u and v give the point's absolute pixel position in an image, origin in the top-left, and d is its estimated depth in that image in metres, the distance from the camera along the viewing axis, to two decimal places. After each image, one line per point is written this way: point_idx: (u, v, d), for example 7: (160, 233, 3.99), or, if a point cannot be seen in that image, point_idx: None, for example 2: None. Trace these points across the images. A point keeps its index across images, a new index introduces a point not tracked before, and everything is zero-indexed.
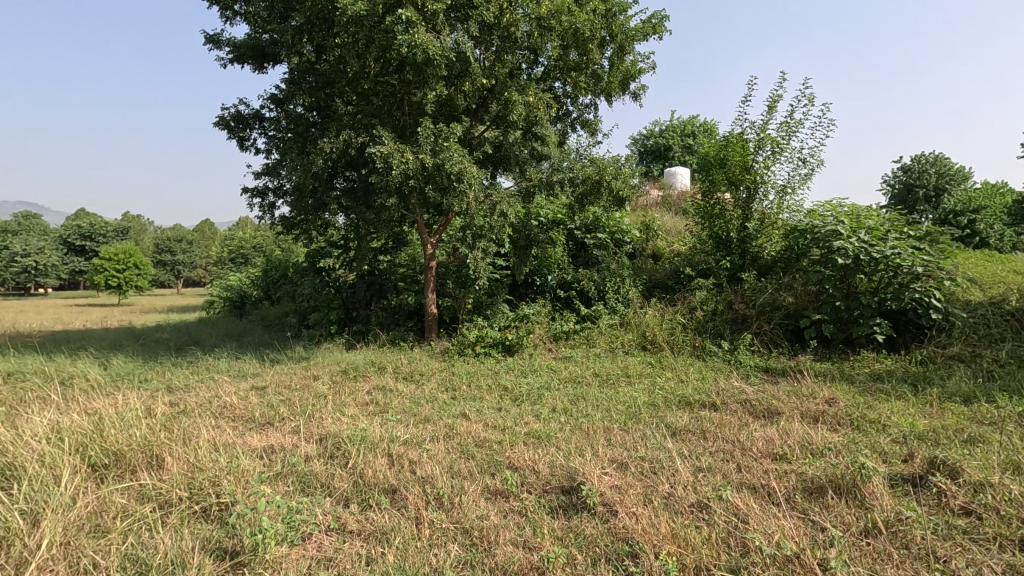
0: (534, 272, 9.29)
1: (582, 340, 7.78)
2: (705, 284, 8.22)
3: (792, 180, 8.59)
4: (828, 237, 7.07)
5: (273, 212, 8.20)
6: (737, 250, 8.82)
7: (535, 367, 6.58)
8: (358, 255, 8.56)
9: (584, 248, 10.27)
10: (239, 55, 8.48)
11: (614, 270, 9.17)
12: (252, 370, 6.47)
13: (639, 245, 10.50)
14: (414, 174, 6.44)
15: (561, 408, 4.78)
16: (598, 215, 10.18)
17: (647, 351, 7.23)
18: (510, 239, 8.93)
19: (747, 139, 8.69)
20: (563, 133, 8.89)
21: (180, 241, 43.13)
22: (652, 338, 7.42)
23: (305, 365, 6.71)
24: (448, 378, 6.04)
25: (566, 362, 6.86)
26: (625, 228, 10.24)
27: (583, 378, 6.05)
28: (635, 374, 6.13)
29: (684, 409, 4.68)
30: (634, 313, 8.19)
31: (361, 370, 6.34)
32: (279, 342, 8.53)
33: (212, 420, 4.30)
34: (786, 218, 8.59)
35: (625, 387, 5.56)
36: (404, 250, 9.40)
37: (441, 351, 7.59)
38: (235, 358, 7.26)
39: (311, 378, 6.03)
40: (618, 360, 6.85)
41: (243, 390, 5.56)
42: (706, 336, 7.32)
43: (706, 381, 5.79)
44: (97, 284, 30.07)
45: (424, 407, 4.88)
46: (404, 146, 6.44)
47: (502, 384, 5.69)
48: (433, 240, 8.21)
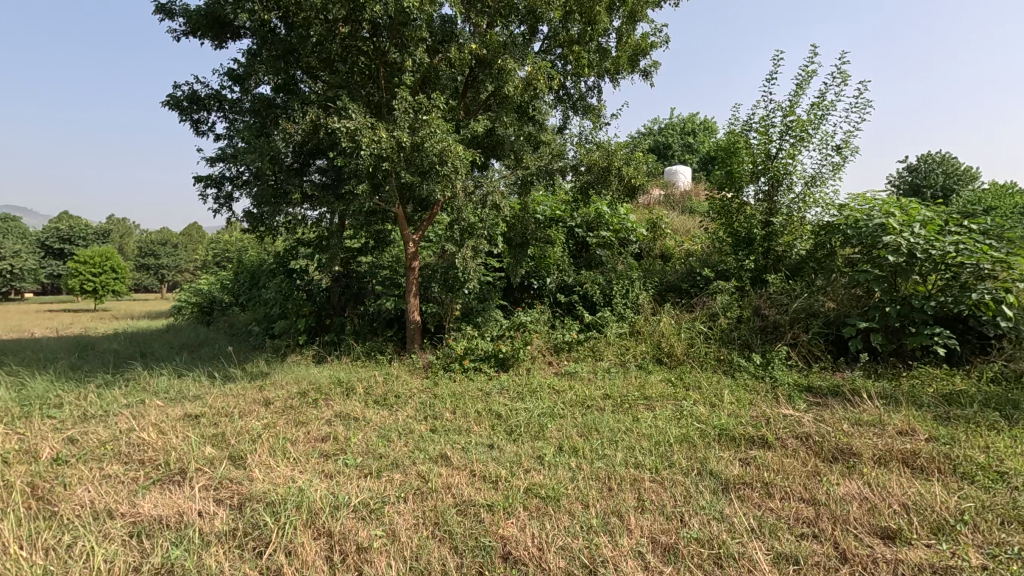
0: (531, 274, 8.25)
1: (587, 351, 6.74)
2: (727, 287, 7.21)
3: (822, 170, 7.60)
4: (874, 233, 6.04)
5: (231, 204, 7.03)
6: (759, 249, 7.82)
7: (534, 386, 5.52)
8: (329, 255, 7.48)
9: (585, 248, 9.27)
10: (193, 26, 7.39)
11: (621, 272, 8.13)
12: (195, 391, 5.39)
13: (646, 244, 9.55)
14: (389, 156, 5.37)
15: (570, 445, 3.73)
16: (601, 211, 9.20)
17: (664, 366, 6.19)
18: (504, 237, 7.90)
19: (771, 126, 7.74)
20: (563, 118, 7.89)
21: (164, 245, 41.79)
22: (669, 351, 6.39)
23: (260, 385, 5.63)
24: (429, 401, 4.97)
25: (570, 380, 5.82)
26: (629, 226, 9.28)
27: (592, 400, 5.02)
28: (653, 396, 5.09)
29: (727, 447, 3.64)
30: (646, 322, 7.16)
31: (324, 392, 5.27)
32: (238, 355, 7.44)
33: (106, 472, 3.23)
34: (810, 216, 7.50)
35: (648, 415, 4.52)
36: (384, 249, 8.32)
37: (424, 366, 6.53)
38: (179, 375, 6.17)
39: (261, 402, 4.95)
40: (632, 377, 5.80)
41: (174, 418, 4.49)
42: (732, 348, 6.29)
43: (743, 406, 4.77)
44: (72, 289, 28.69)
45: (395, 446, 3.82)
46: (377, 123, 5.38)
47: (494, 411, 4.63)
48: (415, 236, 7.14)
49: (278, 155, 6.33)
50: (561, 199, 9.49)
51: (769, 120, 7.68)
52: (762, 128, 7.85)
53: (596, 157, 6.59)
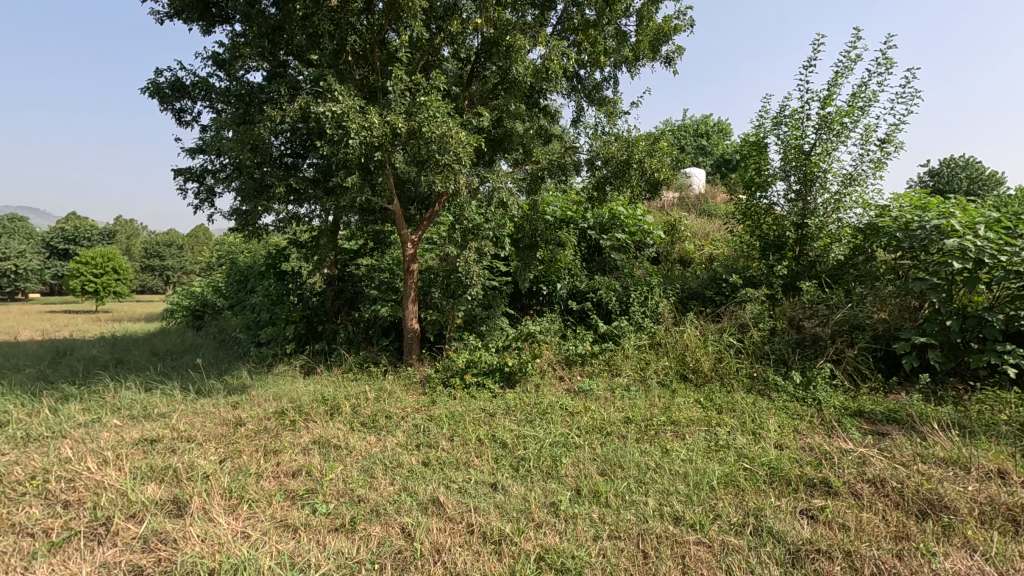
0: (540, 278, 7.60)
1: (603, 365, 6.09)
2: (757, 295, 6.52)
3: (861, 168, 6.94)
4: (930, 236, 5.33)
5: (213, 200, 6.42)
6: (791, 253, 7.14)
7: (544, 406, 4.87)
8: (321, 256, 6.85)
9: (598, 252, 8.64)
10: (178, 7, 6.79)
11: (638, 278, 7.47)
12: (162, 409, 4.76)
13: (663, 247, 8.96)
14: (383, 144, 4.75)
15: (590, 488, 3.07)
16: (615, 212, 8.57)
17: (690, 384, 5.51)
18: (511, 238, 7.25)
19: (804, 120, 7.08)
20: (577, 109, 7.27)
21: (169, 246, 41.48)
22: (695, 367, 5.72)
23: (236, 401, 5.00)
24: (424, 424, 4.33)
25: (585, 399, 5.16)
26: (646, 228, 8.66)
27: (611, 425, 4.36)
28: (683, 422, 4.43)
29: (784, 496, 2.96)
30: (667, 334, 6.49)
31: (306, 411, 4.64)
32: (220, 365, 6.81)
33: (15, 524, 2.61)
34: (848, 218, 6.77)
35: (678, 445, 3.86)
36: (382, 250, 7.69)
37: (422, 380, 5.87)
38: (149, 388, 5.54)
39: (232, 424, 4.31)
40: (655, 398, 5.13)
41: (126, 443, 3.85)
42: (767, 364, 5.60)
43: (789, 436, 4.08)
44: (72, 290, 28.25)
45: (378, 488, 3.17)
46: (369, 106, 4.75)
47: (499, 438, 3.98)
48: (414, 236, 6.51)
49: (261, 145, 5.72)
50: (572, 198, 8.87)
51: (802, 113, 7.04)
52: (795, 122, 7.21)
53: (613, 149, 5.93)
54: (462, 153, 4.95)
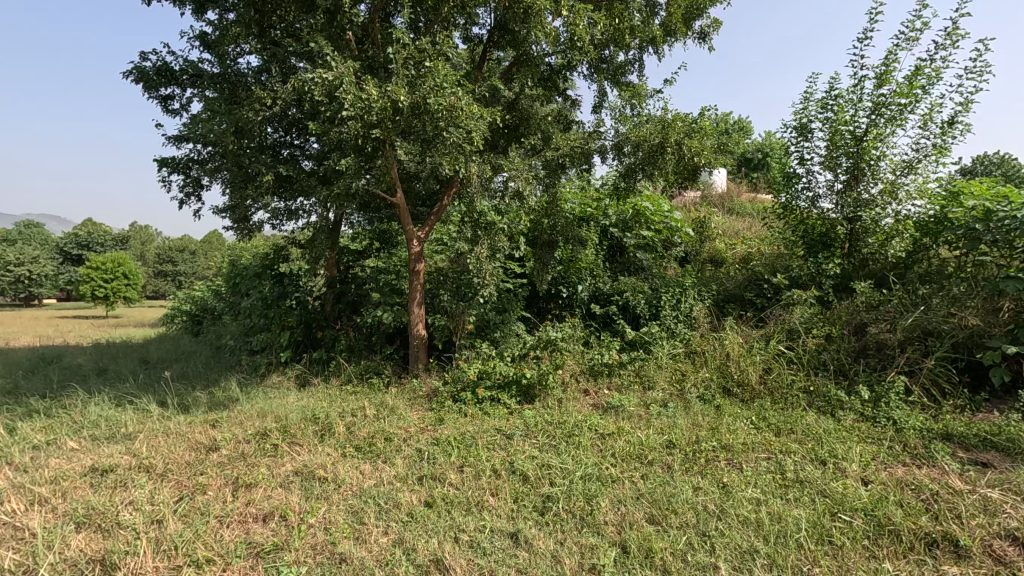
0: (559, 280, 6.92)
1: (633, 377, 5.39)
2: (806, 297, 5.77)
3: (919, 154, 6.16)
4: (1018, 227, 4.58)
5: (201, 195, 5.82)
6: (841, 251, 6.37)
7: (570, 427, 4.18)
8: (318, 255, 6.21)
9: (622, 251, 7.97)
10: None
11: (670, 280, 6.76)
12: (128, 429, 4.13)
13: (692, 246, 8.27)
14: (382, 122, 4.09)
15: (638, 545, 2.39)
16: (640, 208, 7.89)
17: (737, 400, 4.79)
18: (528, 236, 6.58)
19: (855, 101, 6.33)
20: (600, 93, 6.62)
21: (181, 252, 41.40)
22: (741, 380, 4.98)
23: (215, 419, 4.36)
24: (428, 451, 3.65)
25: (617, 419, 4.44)
26: (674, 225, 8.02)
27: (651, 452, 3.66)
28: (738, 448, 3.70)
29: (897, 563, 2.25)
30: (704, 342, 5.76)
31: (293, 432, 3.99)
32: (207, 376, 6.18)
33: None
34: (908, 211, 5.98)
35: (739, 482, 3.14)
36: (387, 250, 7.05)
37: (428, 394, 5.19)
38: (121, 403, 4.90)
39: (204, 450, 3.67)
40: (699, 417, 4.41)
41: (71, 475, 3.21)
42: (825, 376, 4.86)
43: (873, 469, 3.34)
44: (83, 295, 28.07)
45: (366, 543, 2.51)
46: (364, 76, 4.12)
47: (518, 471, 3.29)
48: (421, 233, 5.87)
49: (246, 128, 5.13)
50: (593, 194, 8.19)
51: (852, 95, 6.30)
52: (843, 106, 6.47)
53: (646, 132, 5.15)
54: (473, 132, 4.30)
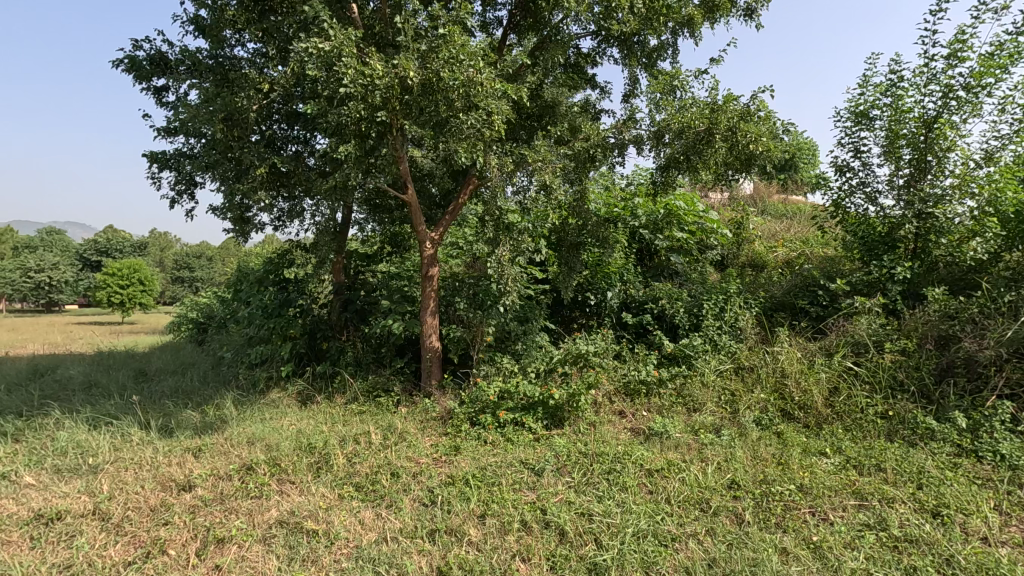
0: (586, 286, 6.28)
1: (674, 398, 4.73)
2: (871, 306, 5.07)
3: (998, 143, 5.41)
4: None
5: (193, 193, 5.29)
6: (907, 254, 5.64)
7: (609, 460, 3.55)
8: (322, 258, 5.65)
9: (653, 254, 7.34)
10: None
11: (710, 286, 6.09)
12: (97, 459, 3.58)
13: (729, 250, 7.60)
14: (389, 103, 3.52)
15: None
16: (673, 208, 7.24)
17: (801, 427, 4.10)
18: (552, 238, 5.95)
19: (922, 84, 5.61)
20: (632, 79, 6.02)
21: (198, 258, 41.49)
22: (804, 403, 4.30)
23: (198, 447, 3.80)
24: (442, 495, 3.03)
25: (662, 450, 3.79)
26: (710, 225, 7.36)
27: (712, 495, 3.01)
28: (819, 491, 3.03)
29: None
30: (755, 356, 5.08)
31: (285, 464, 3.40)
32: (202, 393, 5.62)
33: None
34: (987, 207, 5.24)
35: (834, 545, 2.49)
36: (398, 255, 6.47)
37: (443, 416, 4.58)
38: (98, 425, 4.36)
39: (177, 491, 3.10)
40: (761, 447, 3.73)
41: (10, 525, 2.66)
42: (904, 399, 4.15)
43: (999, 526, 2.65)
44: (99, 301, 28.05)
45: None
46: (369, 50, 3.56)
47: (553, 526, 2.69)
48: (435, 234, 5.28)
49: (239, 115, 4.59)
50: (621, 193, 7.54)
51: (919, 78, 5.59)
52: (906, 91, 5.76)
53: (690, 117, 4.50)
54: (493, 115, 3.70)
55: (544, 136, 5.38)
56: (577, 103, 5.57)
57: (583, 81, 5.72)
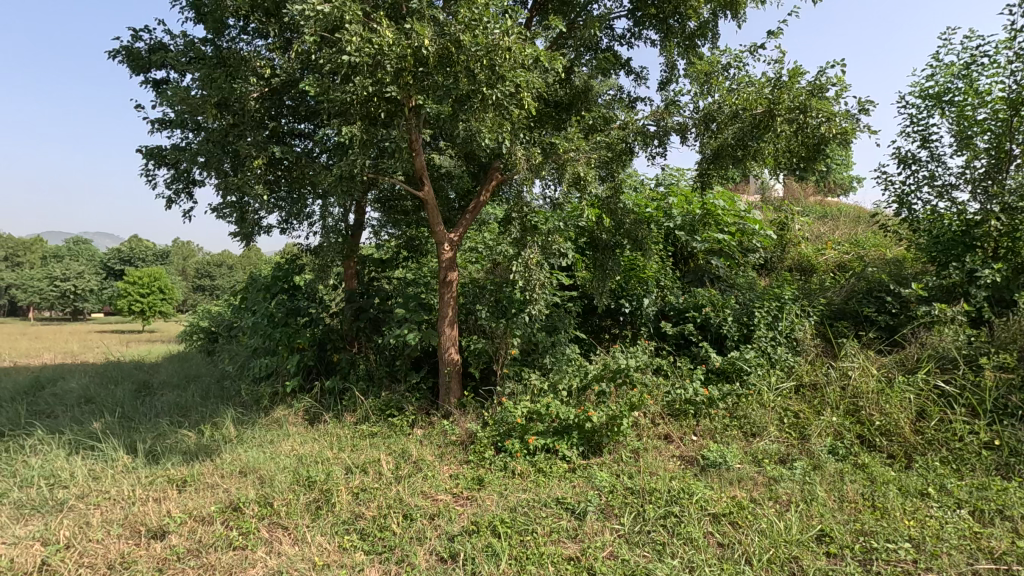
0: (620, 293, 5.68)
1: (728, 422, 4.11)
2: (956, 314, 4.39)
3: None
4: None
5: (192, 193, 4.85)
6: (991, 254, 4.94)
7: (662, 501, 2.96)
8: (329, 262, 5.16)
9: (690, 258, 6.73)
10: None
11: (759, 292, 5.46)
12: (66, 493, 3.11)
13: (773, 252, 6.98)
14: (401, 78, 3.03)
15: None
16: (712, 208, 6.62)
17: (887, 458, 3.47)
18: (583, 240, 5.38)
19: (1006, 63, 4.94)
20: (671, 63, 5.43)
21: (219, 266, 41.72)
22: (887, 429, 3.66)
23: (183, 479, 3.31)
24: (464, 548, 2.49)
25: (724, 487, 3.19)
26: (753, 226, 6.72)
27: (801, 553, 2.42)
28: (935, 549, 2.42)
29: None
30: (819, 373, 4.43)
31: (278, 503, 2.89)
32: (200, 410, 5.15)
33: None
34: None
35: None
36: (414, 259, 5.95)
37: (463, 440, 4.03)
38: (80, 450, 3.91)
39: (147, 540, 2.59)
40: (845, 485, 3.11)
41: None
42: (1013, 427, 3.48)
43: None
44: (120, 310, 28.17)
45: None
46: (378, 17, 3.06)
47: None
48: (453, 235, 4.77)
49: (236, 104, 4.11)
50: (654, 191, 6.93)
51: (1002, 55, 4.92)
52: (984, 71, 5.10)
53: (747, 97, 3.91)
54: (522, 92, 3.18)
55: (575, 125, 4.83)
56: (610, 89, 5.00)
57: (615, 65, 5.16)
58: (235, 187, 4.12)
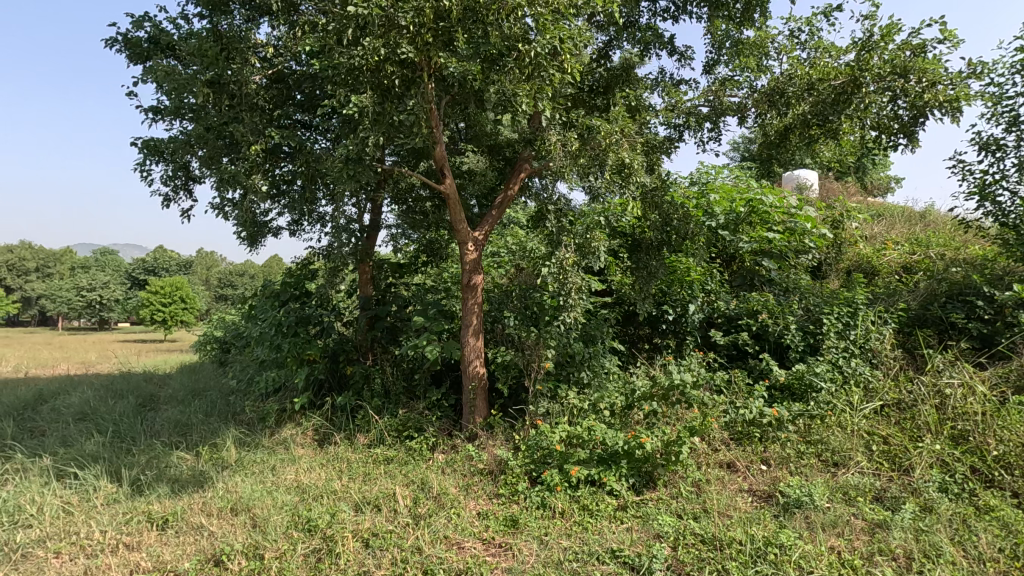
0: (662, 298, 5.08)
1: (803, 451, 3.48)
2: None
3: None
4: None
5: (191, 191, 4.42)
6: None
7: (747, 556, 2.38)
8: (341, 266, 4.67)
9: (735, 259, 6.09)
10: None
11: (823, 296, 4.81)
12: (28, 539, 2.65)
13: (828, 252, 6.30)
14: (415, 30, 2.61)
15: None
16: (758, 204, 5.97)
17: (1014, 499, 2.84)
18: (622, 239, 4.80)
19: None
20: (718, 40, 4.83)
21: (240, 275, 41.92)
22: (1009, 461, 3.03)
23: (165, 518, 2.85)
24: None
25: (817, 536, 2.60)
26: (805, 223, 6.04)
27: None
28: None
29: None
30: (907, 391, 3.78)
31: (274, 557, 2.38)
32: (201, 429, 4.68)
33: None
34: None
35: None
36: (434, 262, 5.43)
37: (493, 469, 3.48)
38: (60, 481, 3.46)
39: None
40: (974, 537, 2.50)
41: None
42: None
43: None
44: (142, 319, 28.26)
45: None
46: None
47: None
48: (478, 234, 4.24)
49: (235, 87, 3.63)
50: (695, 187, 6.33)
51: None
52: None
53: (826, 66, 3.32)
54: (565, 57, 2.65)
55: (615, 105, 4.27)
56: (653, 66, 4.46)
57: (657, 42, 4.58)
58: (231, 180, 3.65)
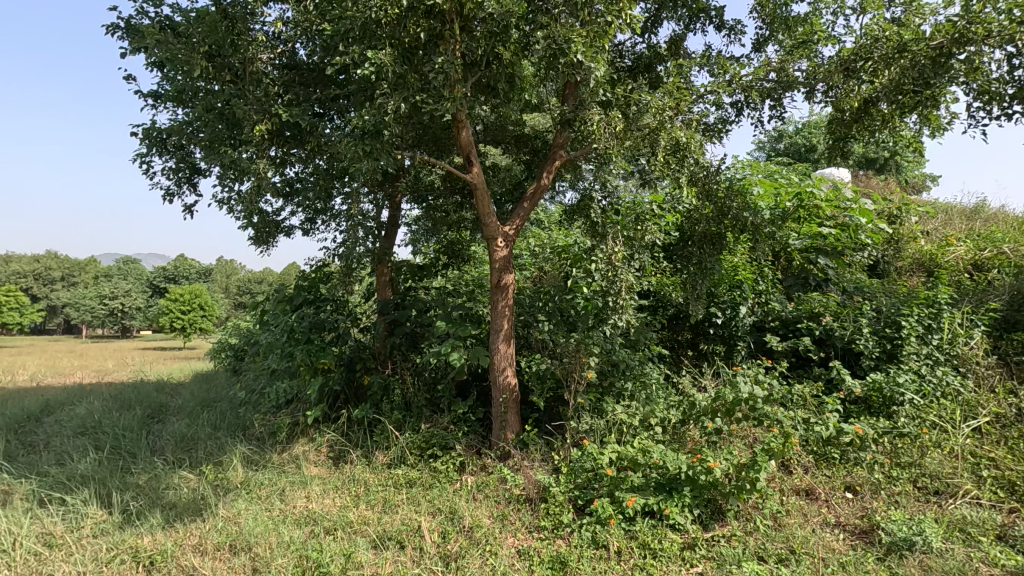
0: (709, 300, 4.58)
1: (897, 477, 2.96)
2: None
3: None
4: None
5: (193, 184, 4.05)
6: None
7: None
8: (357, 266, 4.25)
9: (784, 257, 5.57)
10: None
11: (895, 297, 4.28)
12: None
13: (887, 249, 5.74)
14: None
15: None
16: (809, 196, 5.44)
17: None
18: (666, 234, 4.32)
19: None
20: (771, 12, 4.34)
21: (258, 282, 42.05)
22: None
23: (153, 559, 2.52)
24: None
25: None
26: (860, 216, 5.48)
27: None
28: None
29: None
30: None
31: None
32: (207, 445, 4.29)
33: None
34: None
35: None
36: (458, 263, 5.00)
37: (531, 497, 3.02)
38: (44, 509, 3.09)
39: None
40: None
41: None
42: None
43: None
44: (162, 327, 28.35)
45: None
46: None
47: None
48: (508, 227, 3.80)
49: (237, 64, 3.24)
50: (736, 180, 5.82)
51: None
52: None
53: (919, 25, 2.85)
54: None
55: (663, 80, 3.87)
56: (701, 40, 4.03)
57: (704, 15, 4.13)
58: (231, 164, 3.26)
